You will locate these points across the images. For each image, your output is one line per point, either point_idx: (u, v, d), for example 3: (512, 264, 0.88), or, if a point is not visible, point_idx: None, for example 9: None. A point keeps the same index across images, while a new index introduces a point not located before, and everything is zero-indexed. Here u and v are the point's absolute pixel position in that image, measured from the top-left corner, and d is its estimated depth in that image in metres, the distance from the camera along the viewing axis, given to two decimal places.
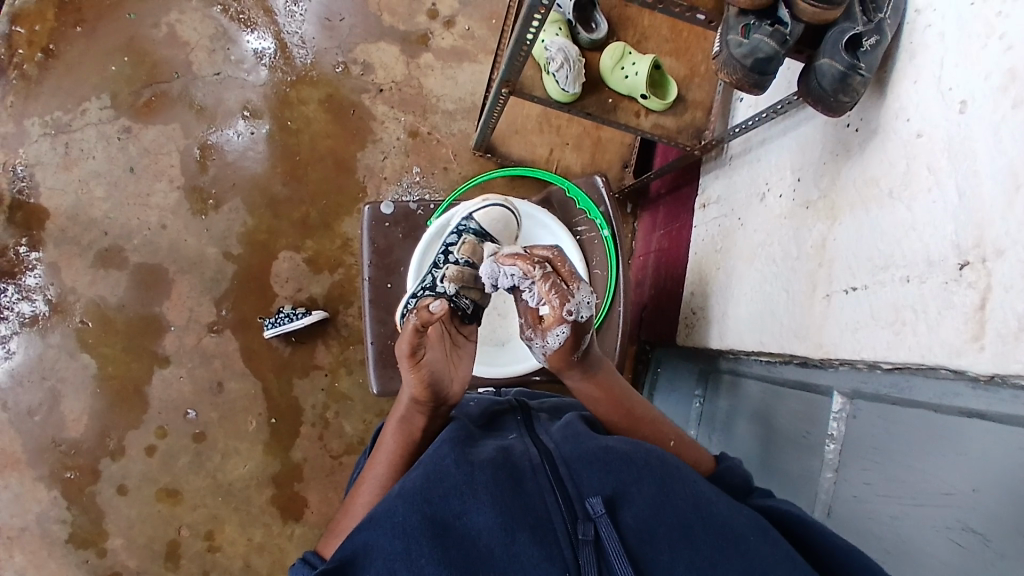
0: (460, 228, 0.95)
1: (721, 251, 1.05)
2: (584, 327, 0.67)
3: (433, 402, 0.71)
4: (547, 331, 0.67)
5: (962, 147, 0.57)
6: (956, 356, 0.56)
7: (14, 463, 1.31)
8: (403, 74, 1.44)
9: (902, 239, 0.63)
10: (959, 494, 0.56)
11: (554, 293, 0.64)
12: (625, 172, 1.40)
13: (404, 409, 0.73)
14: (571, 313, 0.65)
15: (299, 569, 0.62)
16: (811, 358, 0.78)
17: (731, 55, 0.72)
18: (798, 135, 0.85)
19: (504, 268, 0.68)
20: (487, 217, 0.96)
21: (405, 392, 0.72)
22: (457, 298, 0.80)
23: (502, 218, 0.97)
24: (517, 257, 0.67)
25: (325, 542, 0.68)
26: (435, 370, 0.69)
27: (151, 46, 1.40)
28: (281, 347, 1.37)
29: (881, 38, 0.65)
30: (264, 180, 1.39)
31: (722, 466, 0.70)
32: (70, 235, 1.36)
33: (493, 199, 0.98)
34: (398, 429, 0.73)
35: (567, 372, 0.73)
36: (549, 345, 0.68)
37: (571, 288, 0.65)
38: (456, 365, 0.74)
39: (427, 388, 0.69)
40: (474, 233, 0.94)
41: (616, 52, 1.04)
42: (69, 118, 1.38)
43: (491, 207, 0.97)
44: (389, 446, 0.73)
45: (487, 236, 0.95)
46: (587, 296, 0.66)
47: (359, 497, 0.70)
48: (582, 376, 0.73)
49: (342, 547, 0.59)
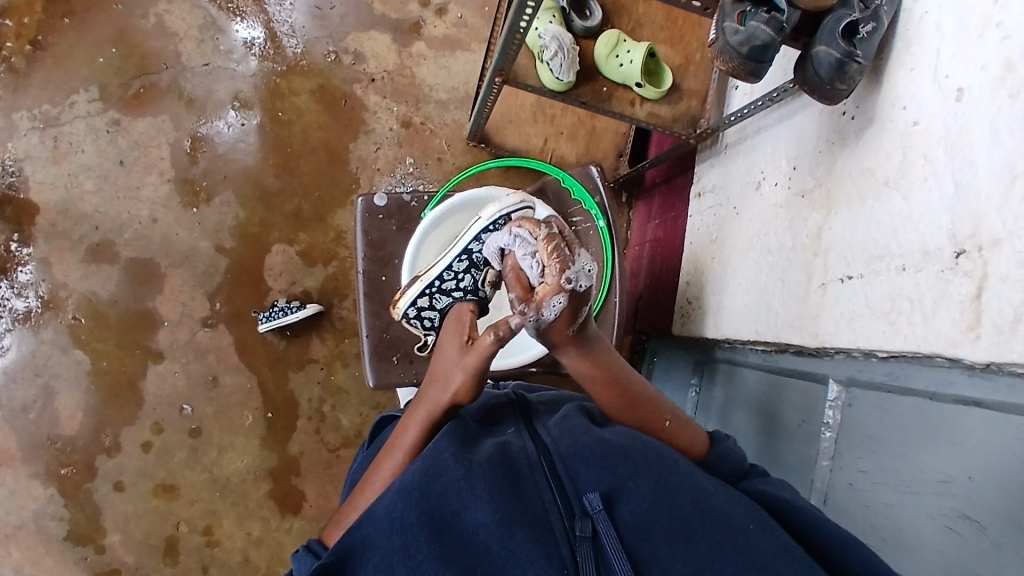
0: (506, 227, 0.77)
1: (716, 242, 1.05)
2: (582, 301, 0.65)
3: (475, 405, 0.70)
4: (541, 302, 0.64)
5: (958, 137, 0.56)
6: (952, 346, 0.56)
7: (9, 460, 1.30)
8: (395, 63, 1.43)
9: (898, 230, 0.63)
10: (954, 483, 0.56)
11: (556, 256, 0.63)
12: (620, 161, 1.39)
13: (438, 410, 0.68)
14: (569, 279, 0.63)
15: (301, 557, 0.62)
16: (806, 348, 0.78)
17: (726, 42, 0.71)
18: (793, 125, 0.85)
19: (512, 236, 0.69)
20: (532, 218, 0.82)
21: (445, 393, 0.68)
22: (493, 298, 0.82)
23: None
24: (526, 225, 0.68)
25: (329, 534, 0.67)
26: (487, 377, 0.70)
27: (139, 37, 1.38)
28: (276, 341, 1.36)
29: (878, 25, 0.64)
30: (256, 173, 1.38)
31: (716, 449, 0.69)
32: (61, 230, 1.34)
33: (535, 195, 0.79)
34: (426, 428, 0.68)
35: (561, 348, 0.69)
36: (543, 319, 0.64)
37: (573, 256, 0.64)
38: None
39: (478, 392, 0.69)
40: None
41: (610, 40, 1.03)
42: (57, 111, 1.36)
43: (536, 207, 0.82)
44: (407, 444, 0.68)
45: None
46: (587, 266, 0.64)
47: (368, 491, 0.67)
48: (577, 353, 0.69)
49: (340, 539, 0.58)
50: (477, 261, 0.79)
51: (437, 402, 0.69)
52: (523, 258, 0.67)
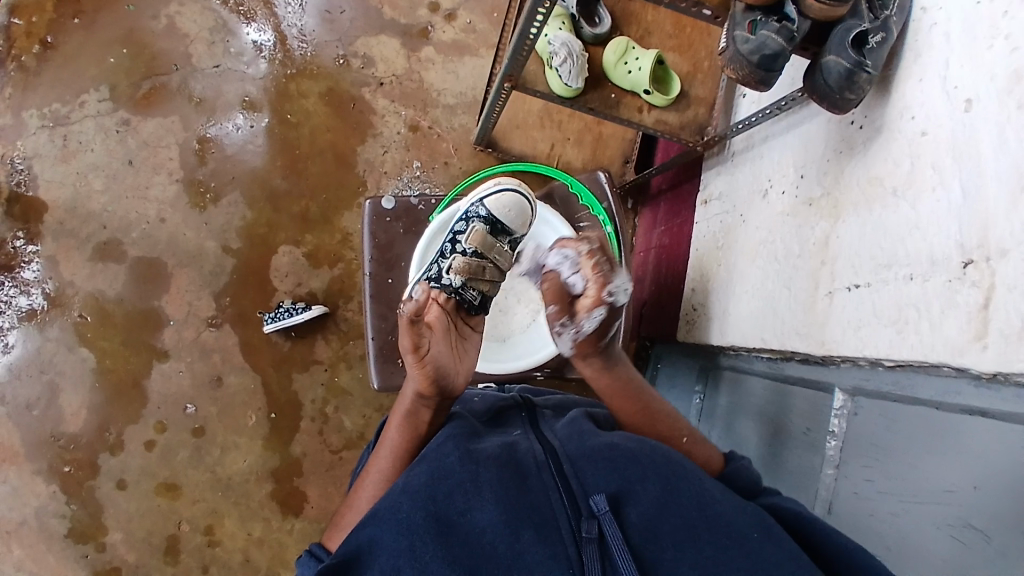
0: (470, 215, 0.97)
1: (722, 248, 1.06)
2: (617, 314, 0.72)
3: (438, 397, 0.72)
4: (581, 315, 0.71)
5: (966, 147, 0.57)
6: (959, 354, 0.56)
7: (12, 457, 1.30)
8: (403, 68, 1.43)
9: (906, 238, 0.63)
10: (960, 491, 0.56)
11: (598, 273, 0.69)
12: (626, 167, 1.40)
13: (407, 405, 0.73)
14: (610, 294, 0.70)
15: (305, 562, 0.62)
16: (812, 356, 0.78)
17: (736, 51, 0.71)
18: (801, 133, 0.85)
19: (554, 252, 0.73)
20: (498, 204, 0.96)
21: (407, 387, 0.72)
22: (463, 289, 0.86)
23: (515, 206, 0.97)
24: (569, 240, 0.72)
25: (329, 536, 0.68)
26: (439, 362, 0.71)
27: (150, 38, 1.39)
28: (281, 342, 1.36)
29: (887, 35, 0.65)
30: (263, 174, 1.39)
31: (731, 465, 0.70)
32: (68, 228, 1.35)
33: (504, 184, 0.98)
34: (404, 424, 0.72)
35: (581, 362, 0.76)
36: (580, 329, 0.72)
37: (612, 272, 0.70)
38: (458, 357, 0.75)
39: (433, 382, 0.71)
40: (483, 222, 0.96)
41: (618, 47, 1.04)
42: (67, 110, 1.37)
43: (502, 194, 0.97)
44: (391, 441, 0.72)
45: (498, 227, 0.97)
46: (624, 282, 0.71)
47: (361, 494, 0.70)
48: (599, 367, 0.76)
49: (346, 542, 0.59)
50: (446, 253, 0.95)
51: (406, 401, 0.73)
52: (564, 272, 0.72)
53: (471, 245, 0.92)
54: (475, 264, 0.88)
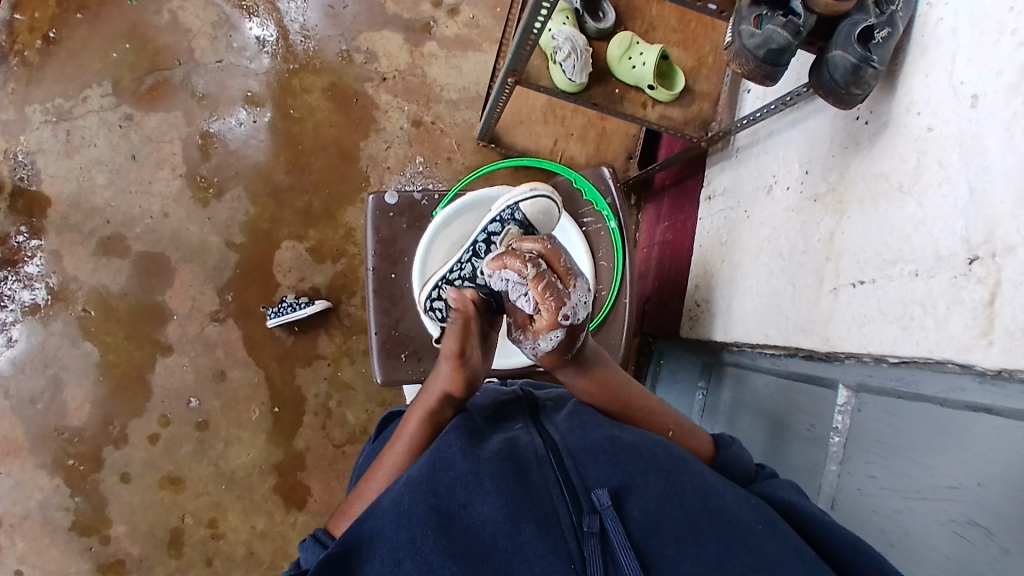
0: (505, 218, 0.87)
1: (726, 244, 1.05)
2: (577, 328, 0.69)
3: (465, 399, 0.75)
4: (539, 334, 0.69)
5: (972, 143, 0.57)
6: (964, 351, 0.56)
7: (15, 451, 1.31)
8: (407, 62, 1.43)
9: (911, 234, 0.63)
10: (963, 488, 0.56)
11: (550, 296, 0.65)
12: (630, 162, 1.39)
13: (433, 401, 0.74)
14: (565, 316, 0.66)
15: (309, 547, 0.63)
16: (816, 352, 0.78)
17: (742, 45, 0.71)
18: (806, 129, 0.85)
19: (498, 276, 0.69)
20: (534, 209, 0.88)
21: (437, 383, 0.75)
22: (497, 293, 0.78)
23: (549, 210, 0.90)
24: (509, 259, 0.67)
25: (336, 522, 0.68)
26: (475, 371, 0.75)
27: (153, 32, 1.39)
28: (284, 337, 1.37)
29: (893, 30, 0.65)
30: (267, 169, 1.39)
31: (721, 455, 0.70)
32: (72, 222, 1.35)
33: (541, 188, 0.88)
34: (426, 418, 0.73)
35: (560, 369, 0.74)
36: (540, 346, 0.70)
37: (565, 290, 0.66)
38: (487, 360, 0.78)
39: (467, 387, 0.75)
40: (519, 225, 0.88)
41: (623, 41, 1.03)
42: (70, 104, 1.37)
43: (540, 199, 0.88)
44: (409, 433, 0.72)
45: (531, 231, 0.90)
46: (582, 296, 0.67)
47: (372, 483, 0.70)
48: (577, 373, 0.74)
49: (348, 530, 0.59)
50: (478, 250, 0.88)
51: (430, 399, 0.74)
52: (517, 295, 0.68)
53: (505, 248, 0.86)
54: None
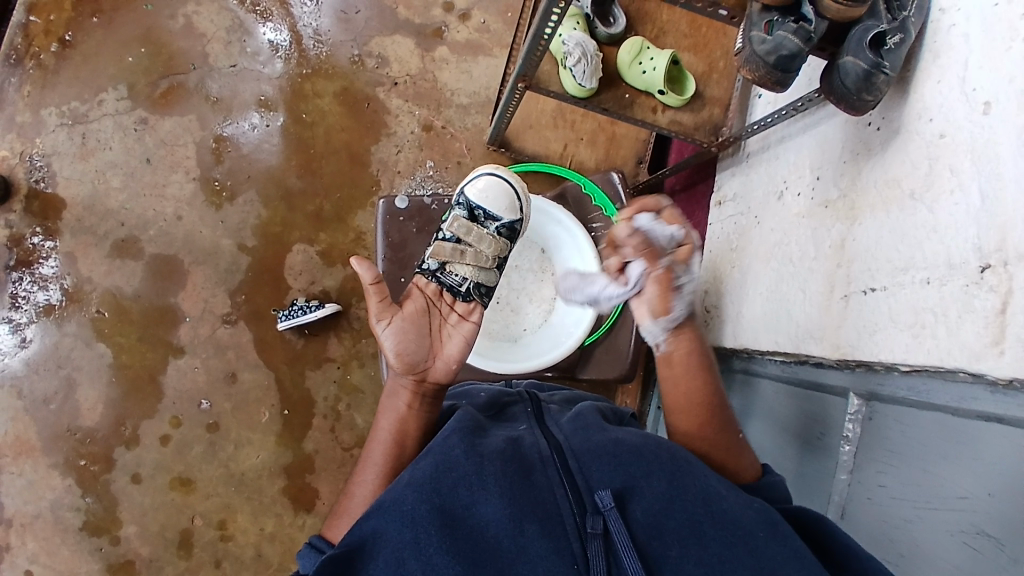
0: (453, 205, 0.99)
1: (736, 249, 1.05)
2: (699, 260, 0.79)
3: (412, 373, 0.78)
4: (689, 257, 0.76)
5: (985, 150, 0.56)
6: (976, 360, 0.56)
7: (29, 450, 1.32)
8: (417, 67, 1.44)
9: (923, 242, 0.63)
10: (974, 497, 0.55)
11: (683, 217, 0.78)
12: (640, 167, 1.39)
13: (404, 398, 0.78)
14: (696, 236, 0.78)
15: (306, 555, 0.64)
16: (827, 360, 0.77)
17: (753, 51, 0.70)
18: (817, 134, 0.84)
19: (638, 219, 0.77)
20: (479, 189, 0.98)
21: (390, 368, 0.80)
22: (441, 273, 0.89)
23: (493, 189, 0.97)
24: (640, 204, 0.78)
25: (331, 526, 0.70)
26: (402, 339, 0.78)
27: (168, 37, 1.41)
28: (294, 339, 1.37)
29: (906, 36, 0.65)
30: (279, 172, 1.40)
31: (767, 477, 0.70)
32: (87, 225, 1.37)
33: (483, 172, 0.99)
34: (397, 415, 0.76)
35: (679, 329, 0.77)
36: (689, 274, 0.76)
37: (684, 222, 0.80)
38: (429, 335, 0.81)
39: (400, 356, 0.77)
40: (464, 209, 0.97)
41: (633, 47, 1.03)
42: (85, 108, 1.39)
43: (482, 180, 0.98)
44: (385, 428, 0.76)
45: (479, 212, 0.97)
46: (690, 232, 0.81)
47: (362, 481, 0.73)
48: (690, 338, 0.78)
49: (350, 534, 0.60)
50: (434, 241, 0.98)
51: (403, 394, 0.77)
52: (657, 229, 0.76)
53: (449, 230, 0.94)
54: (449, 248, 0.91)
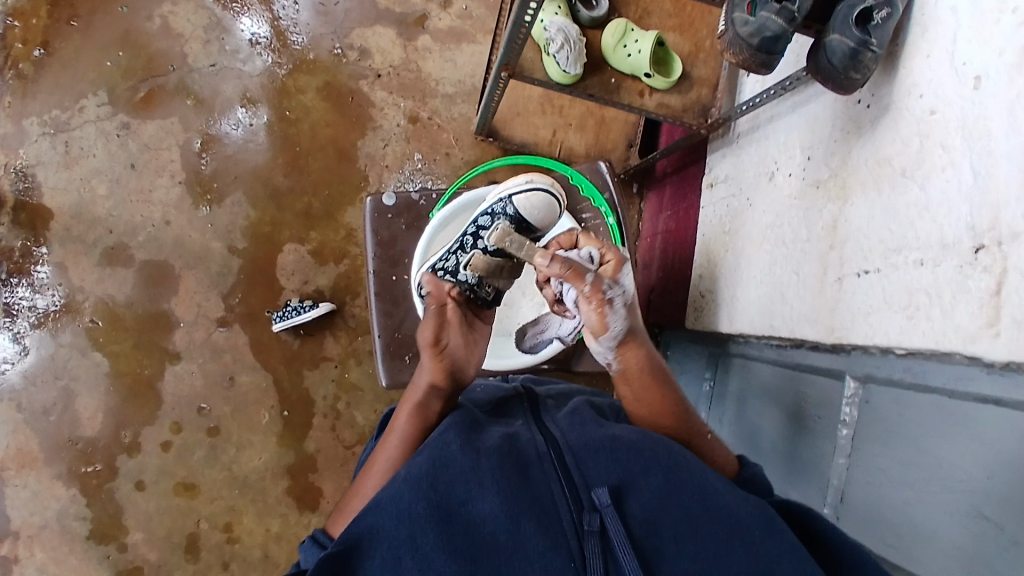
0: (495, 211, 0.87)
1: (729, 232, 1.04)
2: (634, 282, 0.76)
3: (451, 389, 0.76)
4: (618, 274, 0.72)
5: (975, 126, 0.55)
6: (971, 342, 0.55)
7: (31, 462, 1.33)
8: (401, 58, 1.42)
9: (916, 222, 0.61)
10: (972, 479, 0.55)
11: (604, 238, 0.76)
12: (630, 151, 1.37)
13: (419, 395, 0.75)
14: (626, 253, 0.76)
15: (308, 548, 0.65)
16: (822, 343, 0.77)
17: (736, 33, 0.69)
18: (807, 113, 0.83)
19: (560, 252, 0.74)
20: (528, 204, 0.85)
21: (422, 377, 0.75)
22: (478, 287, 0.85)
23: (546, 206, 0.86)
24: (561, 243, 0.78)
25: (333, 522, 0.71)
26: (455, 356, 0.76)
27: (146, 39, 1.38)
28: (290, 340, 1.37)
29: (893, 10, 0.62)
30: (265, 171, 1.38)
31: (746, 471, 0.69)
32: (75, 234, 1.36)
33: (539, 181, 0.87)
34: (412, 412, 0.74)
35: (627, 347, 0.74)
36: (624, 292, 0.72)
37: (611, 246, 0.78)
38: (472, 345, 0.79)
39: (449, 373, 0.75)
40: (509, 220, 0.86)
41: (617, 29, 1.01)
42: (67, 116, 1.37)
43: (536, 194, 0.86)
44: (400, 428, 0.74)
45: (523, 226, 0.87)
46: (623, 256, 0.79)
47: (368, 480, 0.72)
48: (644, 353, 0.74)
49: (347, 529, 0.59)
50: (465, 244, 0.89)
51: (417, 394, 0.75)
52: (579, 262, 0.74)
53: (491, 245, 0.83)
54: (495, 265, 0.84)
